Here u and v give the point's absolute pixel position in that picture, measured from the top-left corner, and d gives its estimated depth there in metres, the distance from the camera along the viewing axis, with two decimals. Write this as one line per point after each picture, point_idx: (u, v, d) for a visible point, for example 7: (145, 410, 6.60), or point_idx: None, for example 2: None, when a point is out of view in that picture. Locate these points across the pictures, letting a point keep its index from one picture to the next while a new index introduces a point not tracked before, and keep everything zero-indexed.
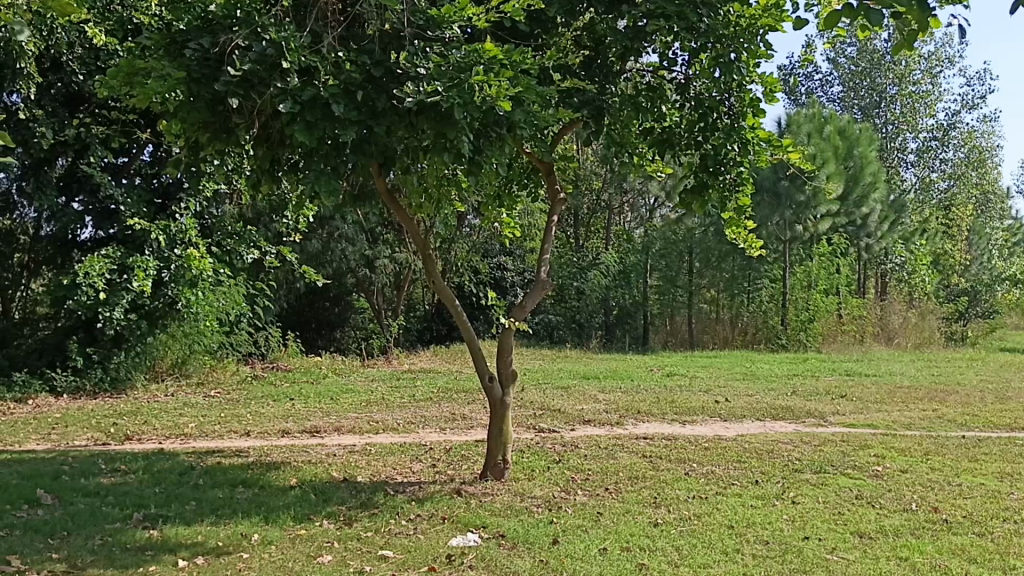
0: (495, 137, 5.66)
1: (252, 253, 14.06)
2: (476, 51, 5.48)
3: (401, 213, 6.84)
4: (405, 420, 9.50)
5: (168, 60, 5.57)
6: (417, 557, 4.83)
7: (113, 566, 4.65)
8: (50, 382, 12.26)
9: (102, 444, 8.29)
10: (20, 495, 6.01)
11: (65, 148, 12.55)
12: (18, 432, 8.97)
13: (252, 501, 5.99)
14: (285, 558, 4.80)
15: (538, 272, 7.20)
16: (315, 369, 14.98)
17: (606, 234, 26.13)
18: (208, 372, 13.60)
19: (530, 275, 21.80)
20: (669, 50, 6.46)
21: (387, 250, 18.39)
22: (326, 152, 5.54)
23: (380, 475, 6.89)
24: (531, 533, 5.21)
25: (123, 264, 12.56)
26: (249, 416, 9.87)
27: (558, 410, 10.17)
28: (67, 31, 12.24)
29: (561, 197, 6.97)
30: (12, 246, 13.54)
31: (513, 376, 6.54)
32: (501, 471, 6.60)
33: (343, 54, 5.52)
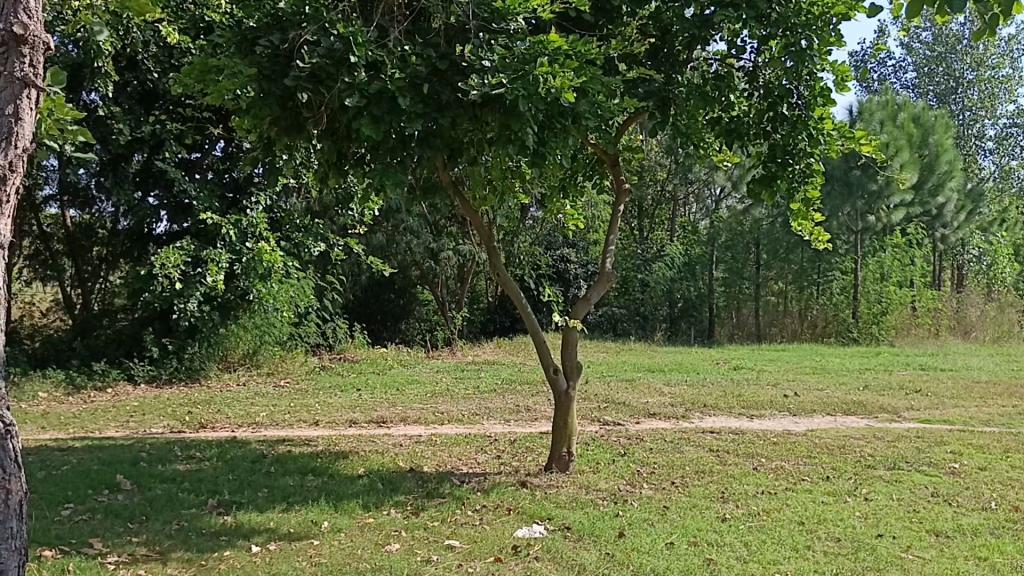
0: (559, 129, 5.64)
1: (319, 245, 14.25)
2: (540, 42, 5.42)
3: (465, 206, 6.86)
4: (470, 411, 9.56)
5: (239, 57, 5.70)
6: (483, 547, 4.85)
7: (190, 549, 4.79)
8: (128, 372, 12.70)
9: (178, 432, 8.55)
10: (101, 480, 6.23)
11: (141, 145, 12.98)
12: (98, 419, 9.31)
13: (321, 489, 6.12)
14: (353, 546, 4.88)
15: (602, 264, 7.17)
16: (380, 360, 15.18)
17: (671, 226, 25.87)
18: (277, 363, 13.92)
19: (594, 268, 21.68)
20: (737, 38, 6.35)
21: (451, 242, 18.57)
22: (392, 146, 5.62)
23: (445, 465, 6.95)
24: (596, 526, 5.20)
25: (197, 257, 12.88)
26: (317, 406, 10.06)
27: (623, 403, 10.11)
28: (143, 30, 12.61)
29: (626, 189, 6.92)
30: (92, 239, 14.22)
31: (577, 369, 6.53)
32: (566, 463, 6.60)
33: (408, 48, 5.59)
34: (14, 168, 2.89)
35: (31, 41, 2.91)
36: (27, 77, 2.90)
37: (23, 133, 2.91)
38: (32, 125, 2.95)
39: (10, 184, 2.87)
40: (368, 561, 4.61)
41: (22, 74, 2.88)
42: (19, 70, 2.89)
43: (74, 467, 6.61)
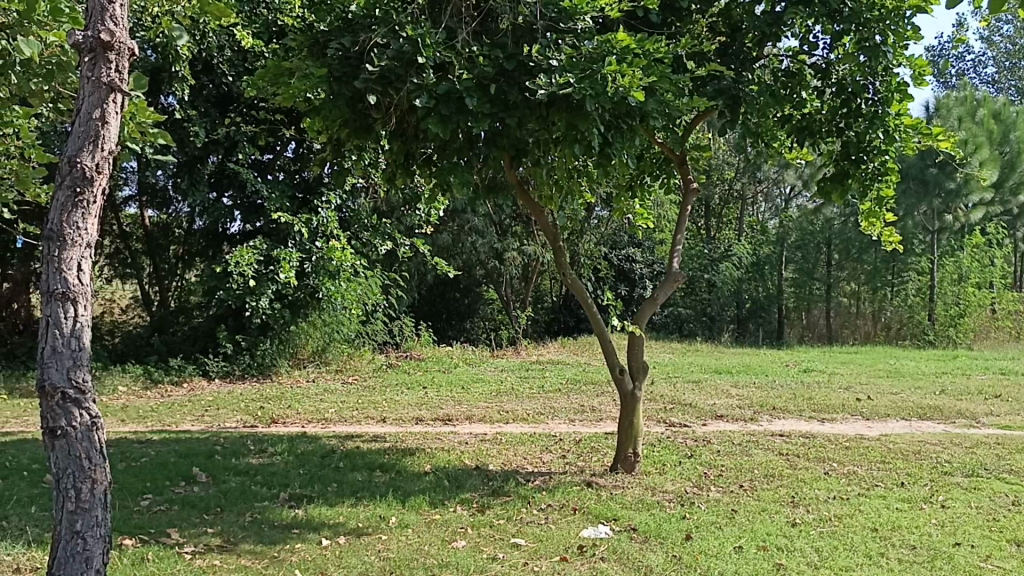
0: (625, 128, 5.61)
1: (386, 244, 14.48)
2: (609, 41, 5.45)
3: (531, 206, 6.86)
4: (535, 411, 9.57)
5: (311, 60, 5.82)
6: (549, 546, 4.86)
7: (263, 541, 4.91)
8: (203, 367, 13.07)
9: (251, 427, 8.78)
10: (177, 472, 6.43)
11: (215, 147, 13.33)
12: (175, 413, 9.60)
13: (389, 485, 6.21)
14: (420, 541, 4.94)
15: (669, 264, 7.10)
16: (445, 358, 15.33)
17: (739, 225, 25.51)
18: (345, 360, 14.16)
19: (659, 268, 21.50)
20: (809, 34, 6.22)
21: (516, 242, 18.68)
22: (460, 146, 5.71)
23: (510, 464, 6.98)
24: (663, 528, 5.17)
25: (269, 255, 13.14)
26: (384, 402, 10.20)
27: (690, 405, 10.02)
28: (218, 35, 12.97)
29: (694, 188, 6.83)
30: (169, 238, 14.73)
31: (644, 369, 6.49)
32: (632, 464, 6.56)
33: (476, 49, 5.62)
34: (100, 169, 2.90)
35: (117, 48, 2.98)
36: (113, 81, 2.95)
37: (109, 136, 2.94)
38: (119, 128, 2.98)
39: (96, 186, 2.87)
40: (435, 557, 4.66)
41: (109, 78, 2.93)
42: (105, 75, 2.94)
43: (152, 459, 6.85)
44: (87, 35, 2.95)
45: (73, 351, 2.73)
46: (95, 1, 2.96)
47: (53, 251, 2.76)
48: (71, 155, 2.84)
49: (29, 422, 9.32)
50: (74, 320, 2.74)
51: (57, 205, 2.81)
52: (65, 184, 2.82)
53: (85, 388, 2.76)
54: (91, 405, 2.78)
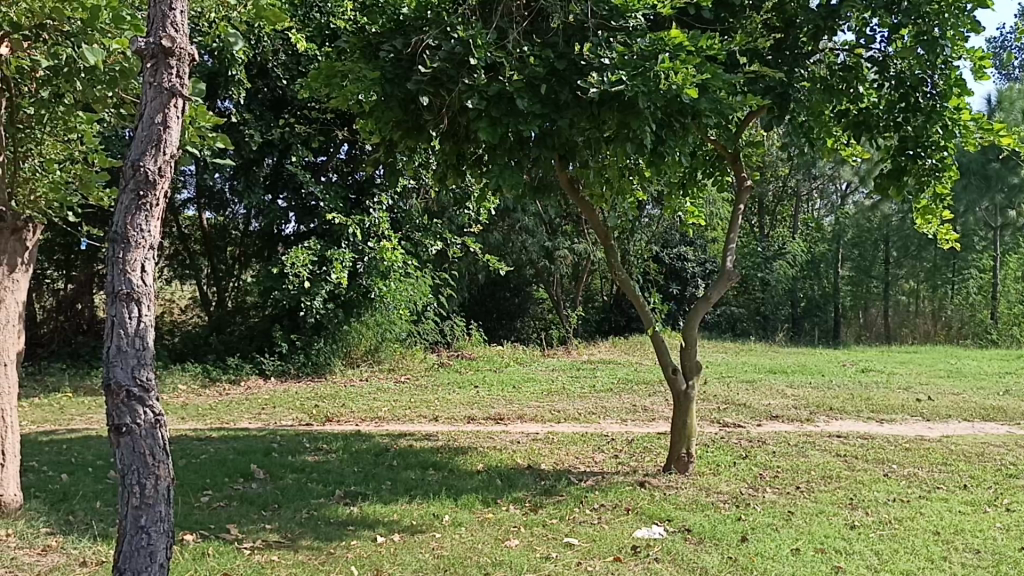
0: (678, 127, 5.57)
1: (436, 244, 14.58)
2: (662, 39, 5.39)
3: (583, 206, 6.84)
4: (587, 410, 9.54)
5: (364, 63, 5.89)
6: (603, 546, 4.85)
7: (318, 538, 4.98)
8: (260, 366, 13.31)
9: (306, 425, 8.90)
10: (236, 469, 6.55)
11: (271, 149, 13.50)
12: (232, 411, 9.79)
13: (442, 484, 6.24)
14: (474, 540, 4.96)
15: (722, 263, 7.02)
16: (497, 357, 15.37)
17: (793, 222, 25.11)
18: (397, 359, 14.25)
19: (712, 266, 21.29)
20: (866, 27, 6.09)
21: (566, 241, 18.67)
22: (510, 146, 5.75)
23: (563, 463, 6.97)
24: (718, 530, 5.11)
25: (323, 256, 13.32)
26: (436, 401, 10.26)
27: (744, 405, 9.88)
28: (273, 40, 13.21)
29: (747, 186, 6.76)
30: (227, 240, 15.09)
31: (697, 369, 6.45)
32: (685, 465, 6.50)
33: (527, 49, 5.62)
34: (162, 172, 2.96)
35: (178, 54, 3.04)
36: (175, 87, 3.01)
37: (171, 140, 3.01)
38: (179, 132, 3.05)
39: (158, 190, 2.95)
40: (489, 556, 4.67)
41: (170, 84, 3.00)
42: (167, 80, 3.01)
43: (212, 456, 6.99)
44: (149, 41, 3.01)
45: (137, 350, 2.80)
46: (158, 9, 3.04)
47: (117, 252, 2.83)
48: (134, 160, 2.90)
49: (94, 419, 9.59)
50: (138, 321, 2.81)
51: (122, 208, 2.88)
52: (129, 188, 2.89)
53: (149, 386, 2.83)
54: (154, 403, 2.84)
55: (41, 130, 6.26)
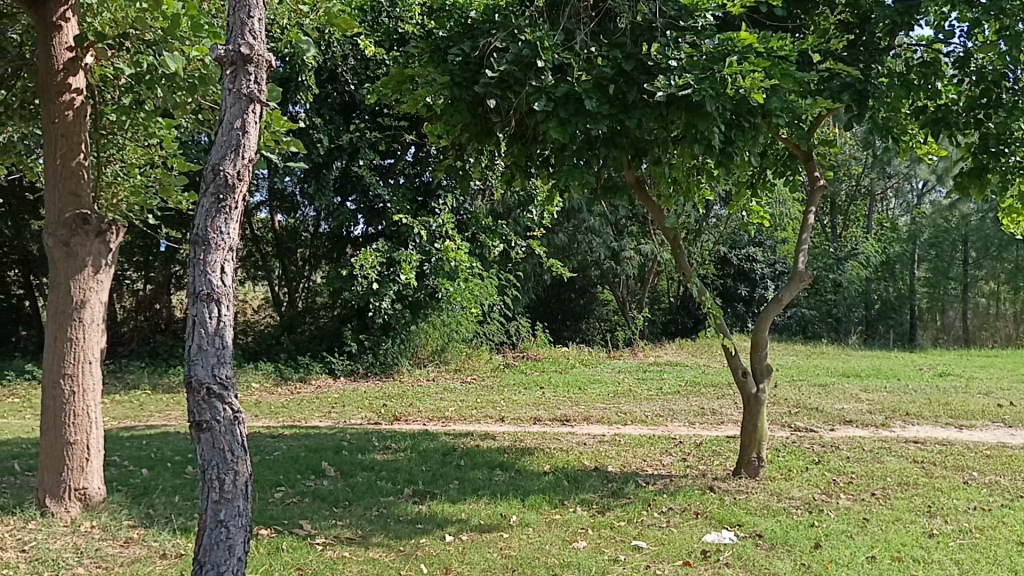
0: (748, 127, 5.46)
1: (501, 245, 14.60)
2: (731, 40, 5.33)
3: (649, 205, 6.75)
4: (654, 412, 9.48)
5: (433, 66, 5.96)
6: (672, 550, 4.81)
7: (388, 536, 5.05)
8: (330, 365, 13.66)
9: (375, 424, 9.03)
10: (308, 466, 6.69)
11: (339, 153, 13.79)
12: (304, 409, 9.99)
13: (510, 484, 6.27)
14: (542, 540, 4.97)
15: (794, 263, 6.87)
16: (562, 358, 15.36)
17: (867, 222, 24.53)
18: (463, 359, 14.36)
19: (782, 267, 20.93)
20: (945, 22, 5.93)
21: (633, 242, 18.58)
22: (578, 147, 5.71)
23: (630, 466, 6.94)
24: (791, 536, 5.03)
25: (391, 257, 13.50)
26: (504, 402, 10.30)
27: (817, 409, 9.68)
28: (342, 44, 13.48)
29: (821, 185, 6.63)
30: (297, 242, 15.40)
31: (767, 371, 6.35)
32: (756, 469, 6.40)
33: (594, 50, 5.61)
34: (241, 176, 3.04)
35: (256, 60, 3.10)
36: (252, 93, 3.08)
37: (249, 145, 3.08)
38: (257, 137, 3.12)
39: (237, 193, 3.03)
40: (557, 557, 4.68)
41: (249, 90, 3.07)
42: (246, 86, 3.07)
43: (286, 453, 7.14)
44: (229, 48, 3.08)
45: (217, 348, 2.87)
46: (236, 16, 3.10)
47: (199, 254, 2.91)
48: (214, 164, 2.99)
49: (173, 415, 9.88)
50: (218, 320, 2.88)
51: (203, 211, 2.96)
52: (210, 192, 2.98)
53: (228, 383, 2.89)
54: (233, 399, 2.90)
55: (123, 135, 6.40)
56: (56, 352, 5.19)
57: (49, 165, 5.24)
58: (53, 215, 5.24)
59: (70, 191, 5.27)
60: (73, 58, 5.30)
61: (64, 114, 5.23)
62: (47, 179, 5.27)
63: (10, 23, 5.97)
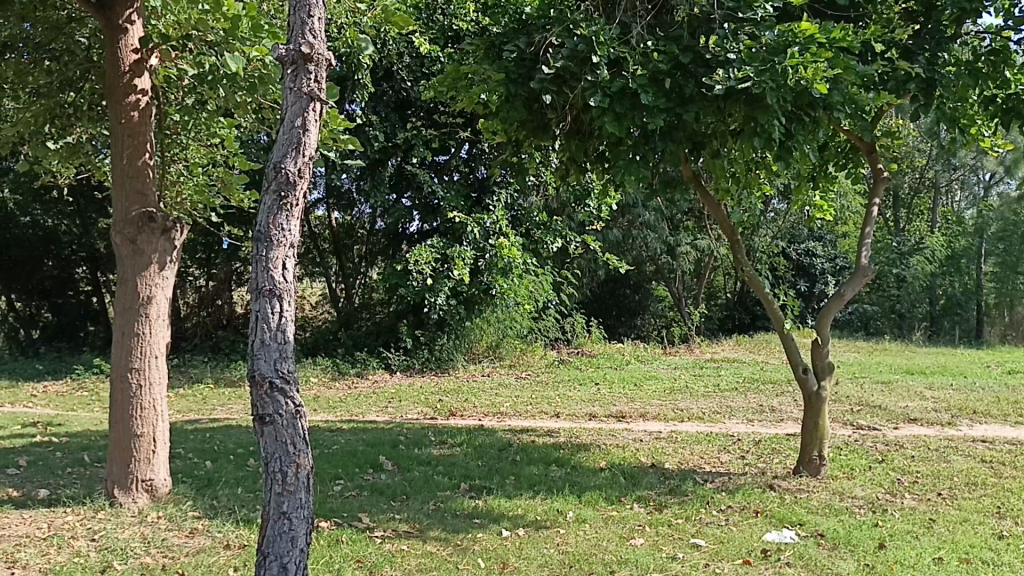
0: (808, 120, 5.35)
1: (557, 241, 14.53)
2: (791, 31, 5.18)
3: (706, 200, 6.65)
4: (712, 410, 9.37)
5: (488, 64, 6.00)
6: (731, 549, 4.75)
7: (446, 530, 5.09)
8: (387, 361, 13.84)
9: (431, 419, 9.10)
10: (366, 460, 6.77)
11: (395, 150, 13.91)
12: (362, 404, 10.11)
13: (565, 480, 6.26)
14: (598, 537, 4.95)
15: (857, 258, 6.70)
16: (618, 355, 15.27)
17: (932, 216, 23.90)
18: (518, 355, 14.37)
19: (842, 262, 20.54)
20: (1014, 8, 5.72)
21: (689, 238, 18.40)
22: (634, 143, 5.67)
23: (687, 463, 6.88)
24: (853, 535, 4.93)
25: (445, 253, 13.59)
26: (558, 398, 10.28)
27: (879, 407, 9.47)
28: (397, 42, 13.62)
29: (884, 178, 6.49)
30: (354, 239, 15.58)
31: (829, 369, 6.22)
32: (817, 467, 6.29)
33: (651, 44, 5.54)
34: (302, 174, 3.09)
35: (316, 59, 3.14)
36: (313, 91, 3.12)
37: (310, 143, 3.12)
38: (317, 134, 3.15)
39: (299, 190, 3.06)
40: (614, 553, 4.66)
41: (309, 88, 3.11)
42: (306, 85, 3.12)
43: (344, 447, 7.25)
44: (290, 48, 3.13)
45: (280, 343, 2.92)
46: (297, 17, 3.15)
47: (261, 250, 2.96)
48: (276, 161, 3.04)
49: (235, 409, 10.10)
50: (280, 316, 2.92)
51: (265, 208, 3.01)
52: (272, 189, 3.02)
53: (291, 378, 2.94)
54: (296, 394, 2.95)
55: (186, 135, 6.58)
56: (123, 346, 5.33)
57: (116, 165, 5.37)
58: (120, 213, 5.37)
59: (136, 191, 5.38)
60: (138, 60, 5.43)
61: (129, 115, 5.37)
62: (114, 178, 5.40)
63: (78, 26, 6.15)
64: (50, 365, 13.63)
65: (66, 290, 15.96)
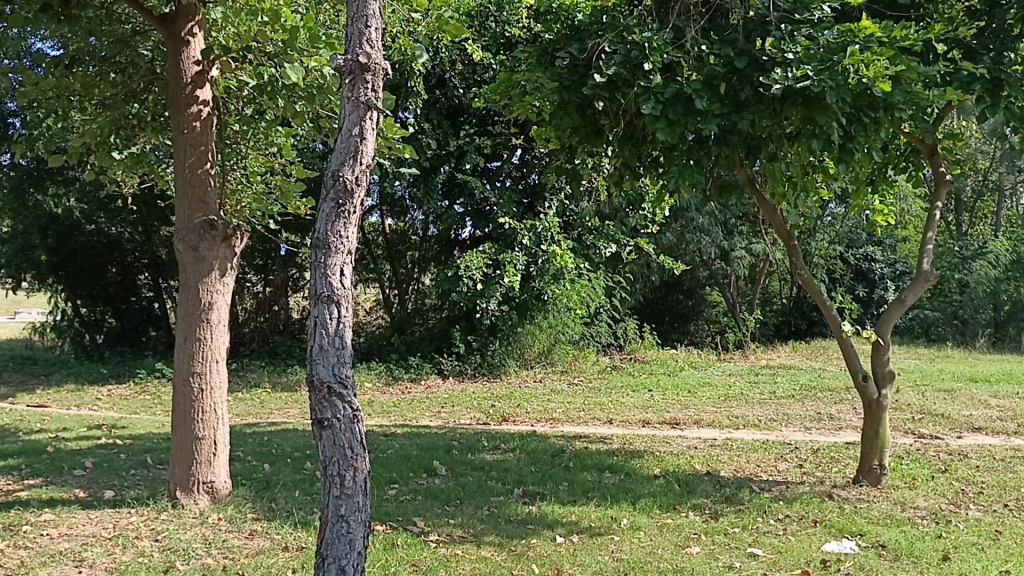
0: (869, 121, 5.25)
1: (610, 246, 14.47)
2: (851, 31, 5.13)
3: (762, 204, 6.57)
4: (768, 417, 9.24)
5: (542, 72, 6.03)
6: (790, 559, 4.68)
7: (501, 535, 5.10)
8: (440, 366, 13.97)
9: (484, 424, 9.15)
10: (421, 464, 6.84)
11: (447, 157, 14.03)
12: (416, 409, 10.21)
13: (620, 487, 6.23)
14: (654, 545, 4.92)
15: (919, 263, 6.54)
16: (671, 361, 15.15)
17: (996, 219, 23.27)
18: (570, 361, 14.36)
19: (902, 267, 20.09)
20: None
21: (744, 242, 18.20)
22: (688, 148, 5.61)
23: (743, 471, 6.80)
24: (916, 546, 4.82)
25: (497, 259, 13.65)
26: (612, 404, 10.24)
27: (942, 415, 9.24)
28: (450, 50, 13.74)
29: (947, 180, 6.36)
30: (406, 245, 15.72)
31: (890, 376, 6.10)
32: (878, 477, 6.16)
33: (706, 47, 5.48)
34: (359, 181, 3.12)
35: (373, 69, 3.19)
36: (370, 100, 3.17)
37: (367, 151, 3.15)
38: (374, 142, 3.19)
39: (356, 198, 3.10)
40: (670, 561, 4.62)
41: (367, 97, 3.15)
42: (363, 94, 3.17)
43: (398, 451, 7.32)
44: (348, 58, 3.19)
45: (337, 348, 2.95)
46: (355, 26, 3.21)
47: (320, 257, 3.00)
48: (334, 169, 3.08)
49: (292, 413, 10.27)
50: (338, 321, 2.96)
51: (323, 216, 3.05)
52: (330, 197, 3.06)
53: (348, 382, 2.97)
54: (353, 399, 2.98)
55: (246, 144, 6.71)
56: (185, 352, 5.46)
57: (178, 173, 5.50)
58: (183, 221, 5.50)
59: (198, 199, 5.51)
60: (199, 71, 5.56)
61: (192, 125, 5.50)
62: (177, 186, 5.53)
63: (142, 39, 6.34)
64: (114, 369, 14.01)
65: (130, 296, 16.42)
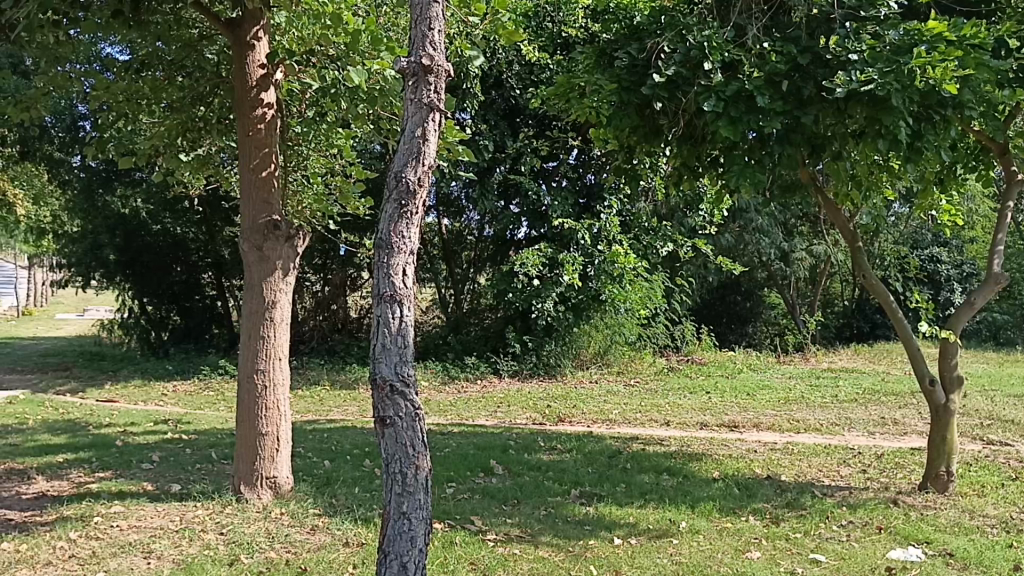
0: (938, 120, 5.11)
1: (667, 246, 14.33)
2: (918, 30, 5.00)
3: (825, 205, 6.46)
4: (830, 421, 9.07)
5: (600, 73, 6.02)
6: (853, 565, 4.60)
7: (559, 535, 5.11)
8: (496, 365, 14.01)
9: (540, 424, 9.16)
10: (478, 463, 6.87)
11: (502, 158, 14.09)
12: (472, 408, 10.26)
13: (678, 489, 6.18)
14: (712, 549, 4.87)
15: (989, 265, 6.36)
16: (729, 364, 14.96)
17: None
18: (626, 362, 14.29)
19: (970, 269, 19.51)
20: None
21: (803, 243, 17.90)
22: (750, 147, 5.53)
23: (806, 475, 6.70)
24: (985, 556, 4.70)
25: (554, 258, 13.66)
26: (669, 406, 10.16)
27: (1013, 421, 8.96)
28: (507, 51, 13.78)
29: (1019, 179, 6.19)
30: (462, 245, 15.80)
31: (958, 381, 5.95)
32: (945, 483, 6.00)
33: (767, 45, 5.44)
34: (422, 182, 3.15)
35: (436, 71, 3.22)
36: (432, 102, 3.20)
37: (429, 152, 3.18)
38: (436, 143, 3.22)
39: (419, 198, 3.13)
40: (731, 566, 4.58)
41: (429, 99, 3.19)
42: (426, 96, 3.20)
43: (456, 450, 7.36)
44: (411, 60, 3.22)
45: (400, 347, 2.98)
46: (419, 29, 3.25)
47: (382, 258, 3.03)
48: (397, 170, 3.12)
49: (350, 410, 10.41)
50: (400, 320, 2.99)
51: (386, 216, 3.08)
52: (392, 198, 3.09)
53: (410, 381, 3.00)
54: (414, 397, 3.01)
55: (307, 146, 6.81)
56: (249, 349, 5.57)
57: (243, 175, 5.61)
58: (247, 222, 5.61)
59: (262, 200, 5.61)
60: (264, 74, 5.66)
61: (256, 127, 5.60)
62: (241, 188, 5.64)
63: (208, 43, 6.45)
64: (178, 366, 14.36)
65: (193, 294, 16.74)
